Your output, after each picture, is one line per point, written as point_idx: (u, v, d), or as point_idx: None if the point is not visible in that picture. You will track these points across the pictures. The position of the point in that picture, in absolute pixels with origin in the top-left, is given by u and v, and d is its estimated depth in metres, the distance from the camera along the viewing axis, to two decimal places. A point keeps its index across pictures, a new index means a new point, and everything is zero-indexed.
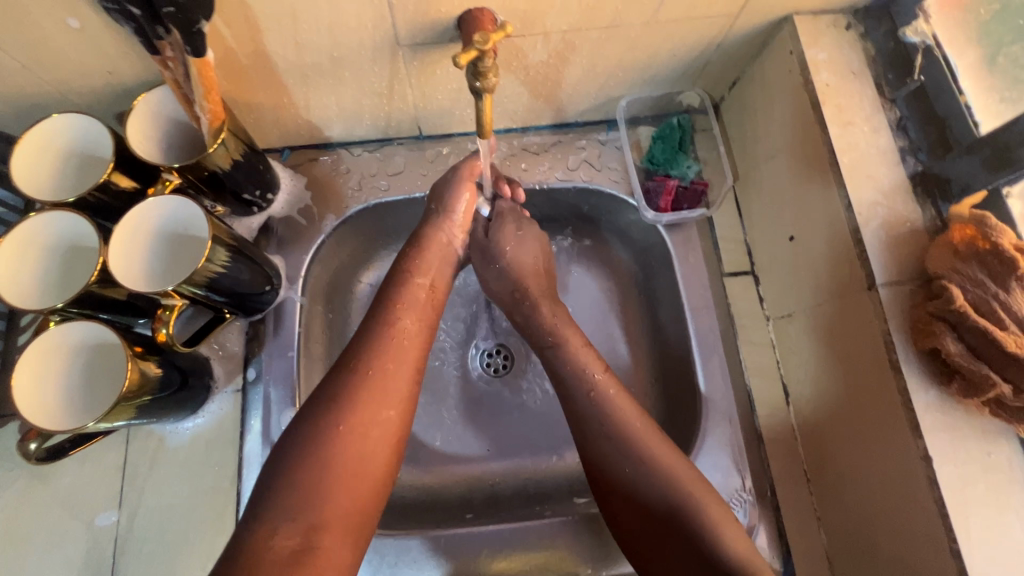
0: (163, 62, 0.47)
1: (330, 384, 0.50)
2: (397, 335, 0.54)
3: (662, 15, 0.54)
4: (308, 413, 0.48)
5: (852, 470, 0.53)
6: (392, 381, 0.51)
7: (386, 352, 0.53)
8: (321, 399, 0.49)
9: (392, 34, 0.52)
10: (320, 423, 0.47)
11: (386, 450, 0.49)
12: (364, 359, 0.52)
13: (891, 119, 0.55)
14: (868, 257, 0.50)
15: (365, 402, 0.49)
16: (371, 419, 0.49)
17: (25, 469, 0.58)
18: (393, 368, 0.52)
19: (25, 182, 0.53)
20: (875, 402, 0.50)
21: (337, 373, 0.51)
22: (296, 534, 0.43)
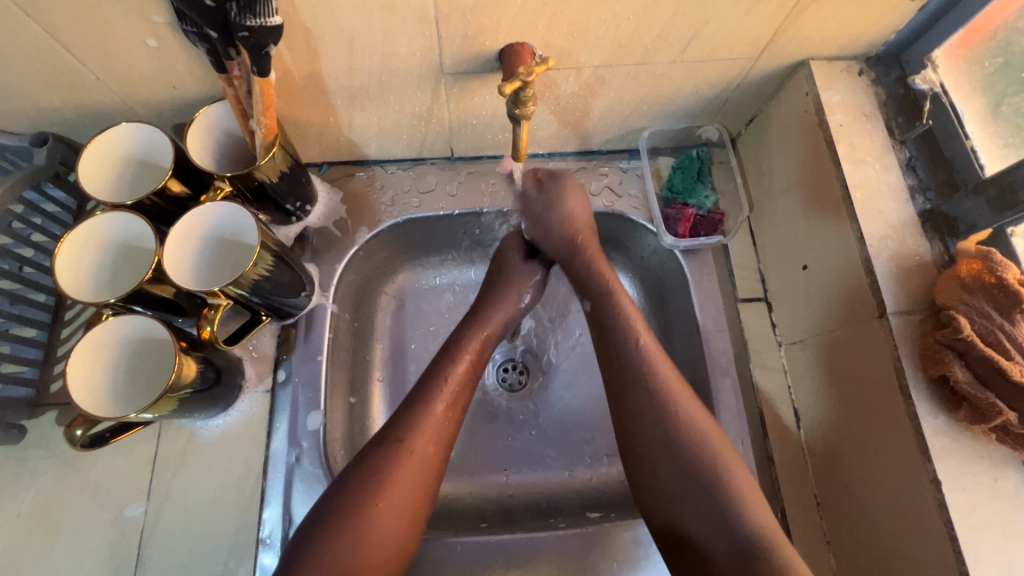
0: (228, 80, 0.50)
1: (372, 460, 0.52)
2: (437, 417, 0.55)
3: (688, 55, 0.58)
4: (350, 482, 0.51)
5: (865, 495, 0.55)
6: (428, 462, 0.53)
7: (427, 433, 0.54)
8: (361, 475, 0.51)
9: (438, 63, 0.56)
10: (360, 504, 0.49)
11: (411, 524, 0.51)
12: (410, 438, 0.53)
13: (902, 159, 0.58)
14: (879, 287, 0.53)
15: (403, 482, 0.51)
16: (406, 499, 0.51)
17: (56, 457, 0.60)
18: (434, 448, 0.54)
19: (93, 165, 0.57)
20: (883, 424, 0.52)
21: (380, 450, 0.53)
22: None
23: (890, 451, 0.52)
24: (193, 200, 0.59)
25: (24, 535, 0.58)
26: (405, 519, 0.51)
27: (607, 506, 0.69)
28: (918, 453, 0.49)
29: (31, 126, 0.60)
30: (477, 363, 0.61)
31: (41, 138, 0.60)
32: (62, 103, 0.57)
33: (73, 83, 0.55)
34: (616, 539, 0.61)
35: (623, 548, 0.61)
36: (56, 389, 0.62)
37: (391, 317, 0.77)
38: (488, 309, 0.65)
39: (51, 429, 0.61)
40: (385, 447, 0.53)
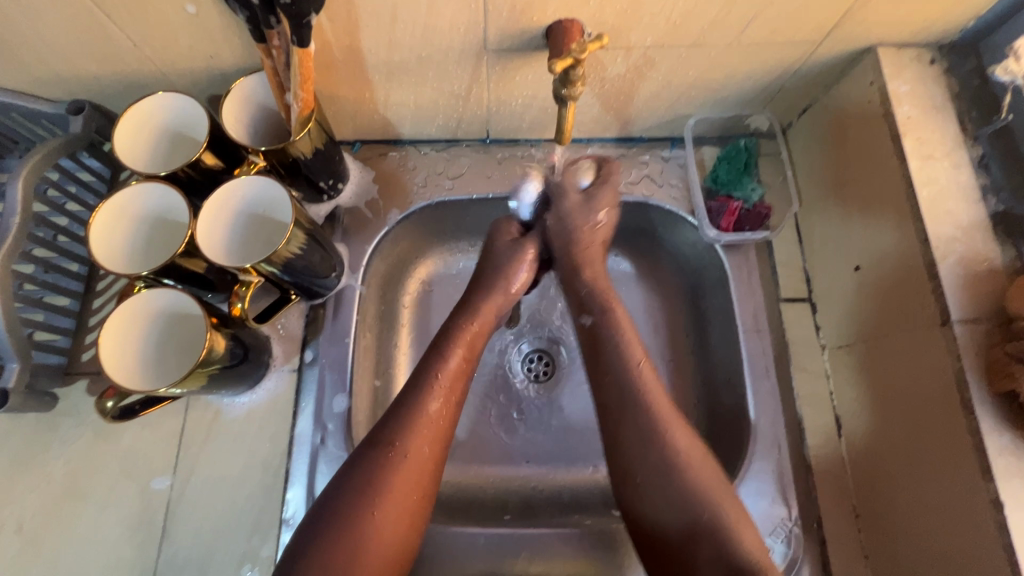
0: (267, 50, 0.48)
1: (364, 462, 0.49)
2: (431, 418, 0.52)
3: (746, 37, 0.54)
4: (345, 487, 0.48)
5: (913, 513, 0.52)
6: (423, 466, 0.50)
7: (421, 433, 0.51)
8: (356, 479, 0.48)
9: (481, 39, 0.54)
10: (354, 509, 0.47)
11: (408, 529, 0.49)
12: (402, 440, 0.50)
13: (973, 156, 0.54)
14: (943, 293, 0.50)
15: (399, 487, 0.49)
16: (401, 503, 0.48)
17: (86, 425, 0.60)
18: (428, 449, 0.51)
19: (147, 110, 0.56)
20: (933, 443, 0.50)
21: (371, 451, 0.50)
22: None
23: (945, 467, 0.49)
24: (226, 174, 0.58)
25: (55, 501, 0.58)
26: (401, 524, 0.48)
27: None
28: (978, 472, 0.46)
29: (68, 93, 0.59)
30: (468, 361, 0.58)
31: (78, 105, 0.60)
32: (98, 69, 0.56)
33: (110, 49, 0.53)
34: None
35: None
36: (87, 358, 0.62)
37: (417, 302, 0.76)
38: (479, 297, 0.62)
39: (82, 399, 0.61)
40: (376, 451, 0.50)
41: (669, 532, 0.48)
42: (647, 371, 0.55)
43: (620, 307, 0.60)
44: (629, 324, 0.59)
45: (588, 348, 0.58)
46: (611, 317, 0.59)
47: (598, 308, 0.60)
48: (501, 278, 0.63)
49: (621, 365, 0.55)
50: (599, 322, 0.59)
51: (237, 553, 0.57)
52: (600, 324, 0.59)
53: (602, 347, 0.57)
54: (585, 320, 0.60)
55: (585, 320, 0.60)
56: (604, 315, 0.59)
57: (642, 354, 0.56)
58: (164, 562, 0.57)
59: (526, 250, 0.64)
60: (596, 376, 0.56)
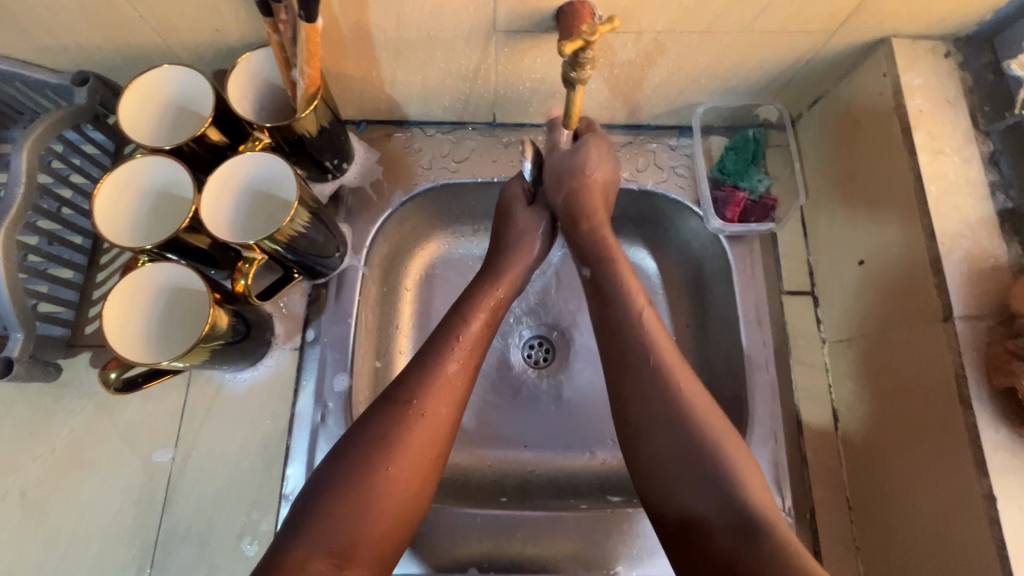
0: (274, 25, 0.47)
1: (382, 419, 0.49)
2: (451, 380, 0.53)
3: (759, 24, 0.54)
4: (359, 442, 0.48)
5: (909, 499, 0.52)
6: (439, 426, 0.51)
7: (440, 394, 0.52)
8: (372, 435, 0.48)
9: (491, 19, 0.53)
10: (370, 460, 0.47)
11: (421, 488, 0.49)
12: (421, 399, 0.51)
13: (984, 152, 0.54)
14: (946, 288, 0.49)
15: (414, 444, 0.49)
16: (416, 458, 0.49)
17: (89, 398, 0.61)
18: (445, 411, 0.52)
19: (155, 83, 0.56)
20: (933, 421, 0.50)
21: (388, 408, 0.50)
22: (328, 563, 0.43)
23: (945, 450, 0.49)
24: (230, 150, 0.58)
25: (57, 472, 0.59)
26: (414, 482, 0.48)
27: (628, 491, 0.69)
28: (973, 467, 0.46)
29: (72, 64, 0.59)
30: (489, 325, 0.58)
31: (82, 77, 0.59)
32: (103, 41, 0.56)
33: (116, 20, 0.53)
34: (638, 525, 0.60)
35: (640, 535, 0.60)
36: (89, 332, 0.62)
37: (419, 287, 0.76)
38: (504, 256, 0.63)
39: (84, 371, 0.61)
40: (394, 408, 0.50)
41: None
42: (650, 318, 0.55)
43: (625, 260, 0.59)
44: (633, 271, 0.59)
45: (595, 297, 0.58)
46: (614, 266, 0.58)
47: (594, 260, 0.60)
48: (520, 250, 0.63)
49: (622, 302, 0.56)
50: (600, 272, 0.59)
51: (237, 526, 0.58)
52: (599, 276, 0.59)
53: (606, 295, 0.57)
54: (587, 271, 0.60)
55: (585, 273, 0.61)
56: (604, 266, 0.59)
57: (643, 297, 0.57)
58: (165, 533, 0.57)
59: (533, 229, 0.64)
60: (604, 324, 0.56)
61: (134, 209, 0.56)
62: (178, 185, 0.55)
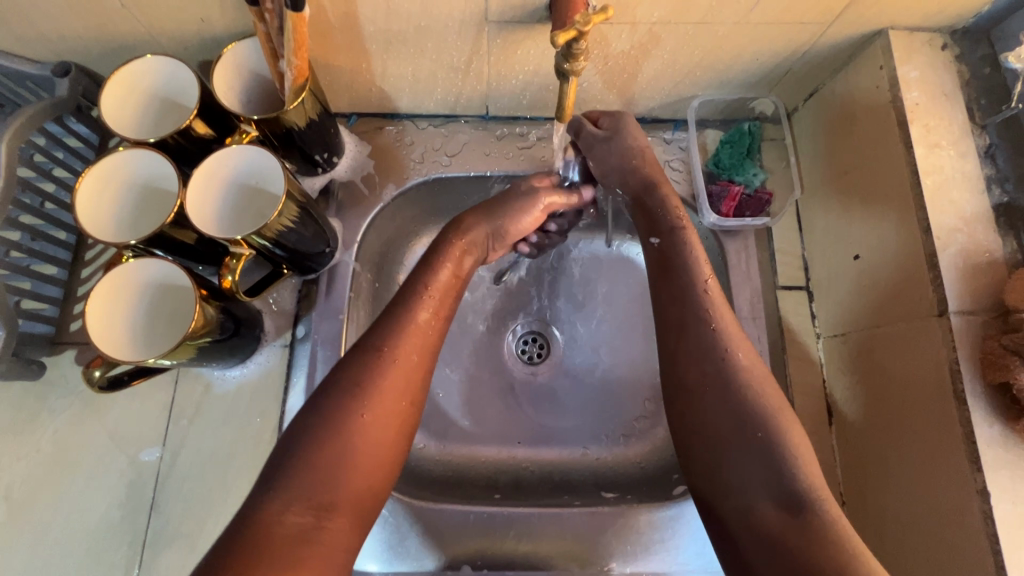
0: (260, 14, 0.46)
1: (353, 367, 0.49)
2: (418, 327, 0.52)
3: (756, 15, 0.53)
4: (332, 395, 0.47)
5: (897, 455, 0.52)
6: (413, 374, 0.50)
7: (410, 342, 0.51)
8: (344, 384, 0.47)
9: (482, 9, 0.52)
10: (343, 409, 0.46)
11: (398, 438, 0.48)
12: (391, 346, 0.50)
13: (980, 146, 0.54)
14: (942, 283, 0.49)
15: (388, 391, 0.48)
16: (390, 405, 0.48)
17: (74, 396, 0.60)
18: (417, 358, 0.51)
19: (137, 74, 0.54)
20: (926, 400, 0.50)
21: (360, 359, 0.49)
22: (307, 513, 0.42)
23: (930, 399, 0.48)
24: (217, 143, 0.56)
25: (43, 472, 0.58)
26: (391, 431, 0.48)
27: (622, 487, 0.68)
28: (966, 461, 0.46)
29: (53, 54, 0.57)
30: (457, 278, 0.58)
31: (63, 67, 0.58)
32: (85, 30, 0.54)
33: (97, 9, 0.51)
34: (631, 521, 0.60)
35: (636, 531, 0.59)
36: (76, 329, 0.61)
37: None
38: (473, 216, 0.61)
39: (69, 369, 0.60)
40: (364, 357, 0.49)
41: None
42: (712, 285, 0.54)
43: (690, 228, 0.58)
44: (699, 242, 0.57)
45: (659, 266, 0.57)
46: (681, 235, 0.57)
47: (664, 228, 0.58)
48: (501, 216, 0.62)
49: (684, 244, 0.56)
50: (667, 242, 0.57)
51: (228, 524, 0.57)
52: (668, 244, 0.57)
53: (671, 266, 0.56)
54: (654, 240, 0.58)
55: (653, 241, 0.59)
56: (672, 234, 0.57)
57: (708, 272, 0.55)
58: (153, 532, 0.57)
59: (539, 202, 0.63)
60: (666, 300, 0.55)
61: (116, 199, 0.54)
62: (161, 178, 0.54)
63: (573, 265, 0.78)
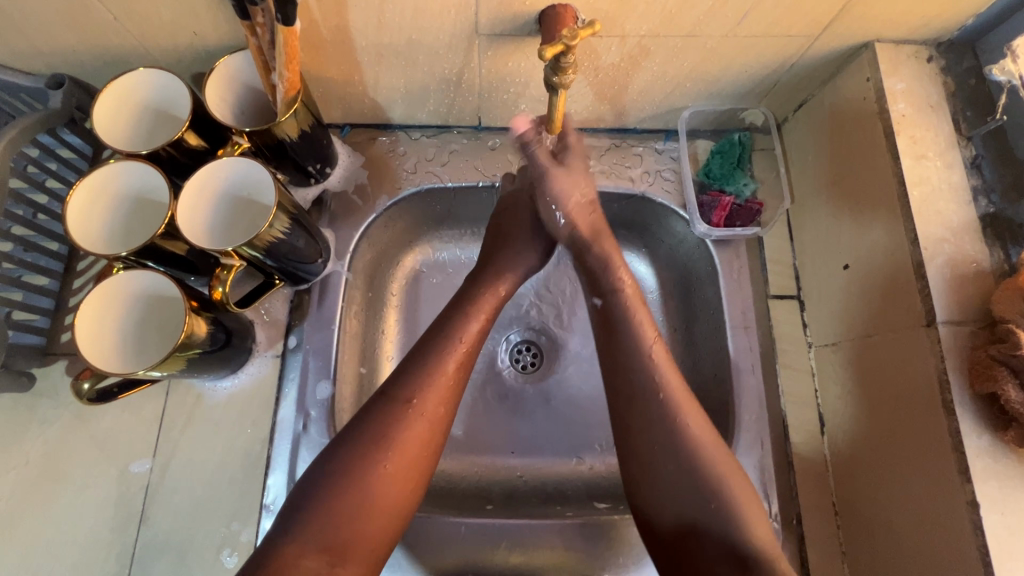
0: (251, 27, 0.46)
1: (378, 415, 0.50)
2: (446, 377, 0.53)
3: (743, 28, 0.53)
4: (356, 442, 0.48)
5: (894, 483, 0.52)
6: (436, 424, 0.51)
7: (438, 393, 0.52)
8: (369, 432, 0.49)
9: (473, 22, 0.52)
10: (366, 458, 0.48)
11: (415, 485, 0.49)
12: (419, 398, 0.51)
13: (966, 157, 0.54)
14: (930, 294, 0.49)
15: (411, 443, 0.49)
16: (412, 456, 0.49)
17: (64, 408, 0.60)
18: (442, 410, 0.52)
19: (131, 86, 0.55)
20: (913, 418, 0.50)
21: (385, 407, 0.50)
22: (321, 557, 0.44)
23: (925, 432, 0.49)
24: (209, 155, 0.57)
25: (32, 483, 0.58)
26: (409, 481, 0.49)
27: (614, 497, 0.68)
28: (956, 472, 0.46)
29: (46, 66, 0.58)
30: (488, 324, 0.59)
31: (57, 79, 0.58)
32: (77, 43, 0.55)
33: (89, 22, 0.52)
34: (623, 532, 0.59)
35: (630, 541, 0.59)
36: (65, 340, 0.61)
37: (404, 294, 0.75)
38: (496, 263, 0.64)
39: (60, 380, 0.60)
40: (391, 404, 0.50)
41: (667, 522, 0.49)
42: (658, 351, 0.55)
43: (632, 291, 0.59)
44: (643, 306, 0.58)
45: (602, 325, 0.58)
46: (623, 299, 0.58)
47: (607, 289, 0.59)
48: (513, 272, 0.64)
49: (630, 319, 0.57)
50: (609, 302, 0.59)
51: (217, 536, 0.57)
52: (610, 306, 0.59)
53: (614, 324, 0.57)
54: (596, 300, 0.60)
55: (595, 302, 0.60)
56: (614, 296, 0.59)
57: (653, 330, 0.57)
58: (142, 545, 0.56)
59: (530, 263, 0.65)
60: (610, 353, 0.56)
61: (107, 209, 0.54)
62: (155, 195, 0.54)
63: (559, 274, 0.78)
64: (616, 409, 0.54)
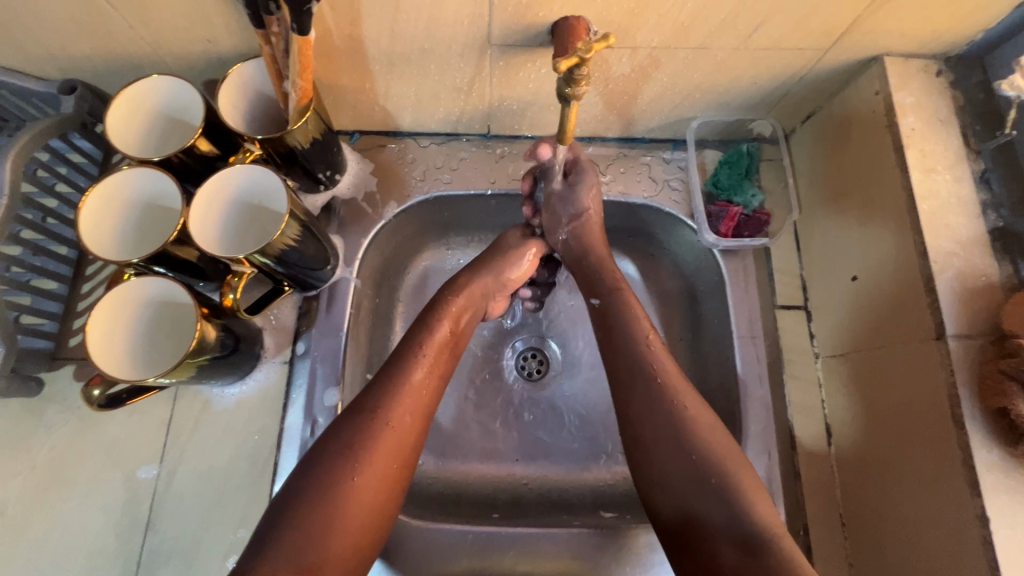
0: (266, 36, 0.46)
1: (347, 428, 0.49)
2: (415, 387, 0.52)
3: (754, 40, 0.54)
4: (325, 457, 0.47)
5: (903, 495, 0.52)
6: (404, 436, 0.50)
7: (405, 403, 0.51)
8: (337, 444, 0.48)
9: (486, 32, 0.53)
10: (335, 472, 0.46)
11: (387, 501, 0.48)
12: (385, 410, 0.50)
13: (975, 171, 0.54)
14: (939, 307, 0.50)
15: (380, 454, 0.48)
16: (383, 469, 0.48)
17: (72, 413, 0.60)
18: (410, 420, 0.51)
19: (145, 91, 0.55)
20: (924, 426, 0.50)
21: (353, 421, 0.49)
22: None
23: (935, 446, 0.49)
24: (221, 161, 0.57)
25: (39, 487, 0.57)
26: (379, 495, 0.48)
27: (621, 506, 0.68)
28: (966, 486, 0.46)
29: (60, 72, 0.58)
30: (454, 336, 0.58)
31: (69, 85, 0.58)
32: (92, 49, 0.55)
33: (105, 29, 0.52)
34: (632, 542, 0.59)
35: (641, 553, 0.59)
36: (74, 344, 0.61)
37: (411, 301, 0.75)
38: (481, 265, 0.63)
39: (68, 385, 0.60)
40: (358, 417, 0.49)
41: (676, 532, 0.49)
42: (655, 343, 0.55)
43: (630, 289, 0.60)
44: (641, 304, 0.59)
45: (601, 325, 0.59)
46: (622, 296, 0.59)
47: (603, 289, 0.60)
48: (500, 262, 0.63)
49: (624, 308, 0.58)
50: (606, 302, 0.59)
51: (224, 543, 0.57)
52: (606, 306, 0.59)
53: (611, 324, 0.58)
54: (594, 301, 0.61)
55: (592, 302, 0.61)
56: (613, 296, 0.59)
57: (651, 330, 0.57)
58: (149, 552, 0.56)
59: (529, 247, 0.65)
60: (611, 349, 0.57)
61: (116, 212, 0.54)
62: (163, 202, 0.55)
63: (565, 283, 0.78)
64: (626, 420, 0.54)
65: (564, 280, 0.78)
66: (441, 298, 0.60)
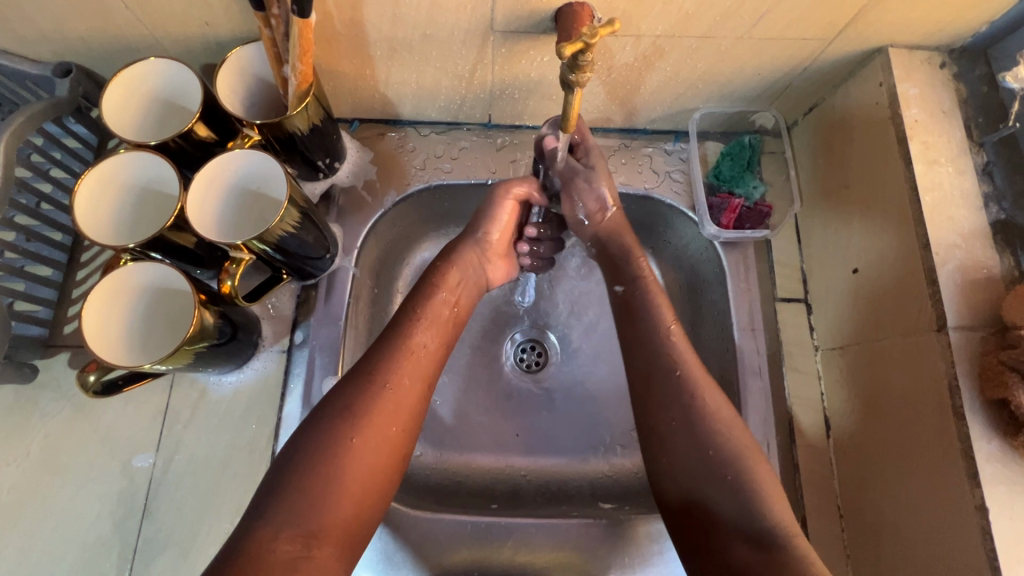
0: (265, 19, 0.46)
1: (345, 391, 0.49)
2: (414, 350, 0.53)
3: (759, 29, 0.53)
4: (323, 420, 0.47)
5: (902, 485, 0.52)
6: (405, 398, 0.50)
7: (404, 366, 0.51)
8: (335, 407, 0.48)
9: (489, 18, 0.52)
10: (333, 433, 0.46)
11: (390, 464, 0.48)
12: (383, 372, 0.50)
13: (978, 163, 0.54)
14: (941, 299, 0.50)
15: (380, 414, 0.48)
16: (383, 430, 0.48)
17: (67, 400, 0.59)
18: (409, 382, 0.51)
19: (141, 75, 0.54)
20: (922, 408, 0.51)
21: (352, 385, 0.49)
22: (297, 541, 0.42)
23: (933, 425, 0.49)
24: (219, 147, 0.56)
25: (33, 476, 0.57)
26: (381, 457, 0.47)
27: (619, 497, 0.68)
28: (965, 476, 0.46)
29: (54, 54, 0.57)
30: (454, 303, 0.59)
31: (64, 67, 0.57)
32: (86, 31, 0.54)
33: (100, 10, 0.51)
34: (631, 532, 0.59)
35: (639, 544, 0.59)
36: (68, 332, 0.60)
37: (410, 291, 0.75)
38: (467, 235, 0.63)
39: (62, 372, 0.59)
40: (357, 380, 0.49)
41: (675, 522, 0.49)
42: (678, 335, 0.56)
43: (654, 279, 0.60)
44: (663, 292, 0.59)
45: (624, 314, 0.59)
46: (645, 285, 0.59)
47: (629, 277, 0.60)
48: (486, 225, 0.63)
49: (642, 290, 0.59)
50: (631, 290, 0.59)
51: (221, 532, 0.56)
52: (632, 292, 0.59)
53: (636, 309, 0.58)
54: (619, 287, 0.61)
55: (618, 289, 0.61)
56: (637, 284, 0.60)
57: (672, 315, 0.57)
58: (145, 541, 0.56)
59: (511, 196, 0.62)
60: (631, 338, 0.57)
61: (111, 199, 0.53)
62: (158, 187, 0.54)
63: (564, 276, 0.78)
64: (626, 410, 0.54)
65: (564, 272, 0.78)
66: (437, 266, 0.60)
